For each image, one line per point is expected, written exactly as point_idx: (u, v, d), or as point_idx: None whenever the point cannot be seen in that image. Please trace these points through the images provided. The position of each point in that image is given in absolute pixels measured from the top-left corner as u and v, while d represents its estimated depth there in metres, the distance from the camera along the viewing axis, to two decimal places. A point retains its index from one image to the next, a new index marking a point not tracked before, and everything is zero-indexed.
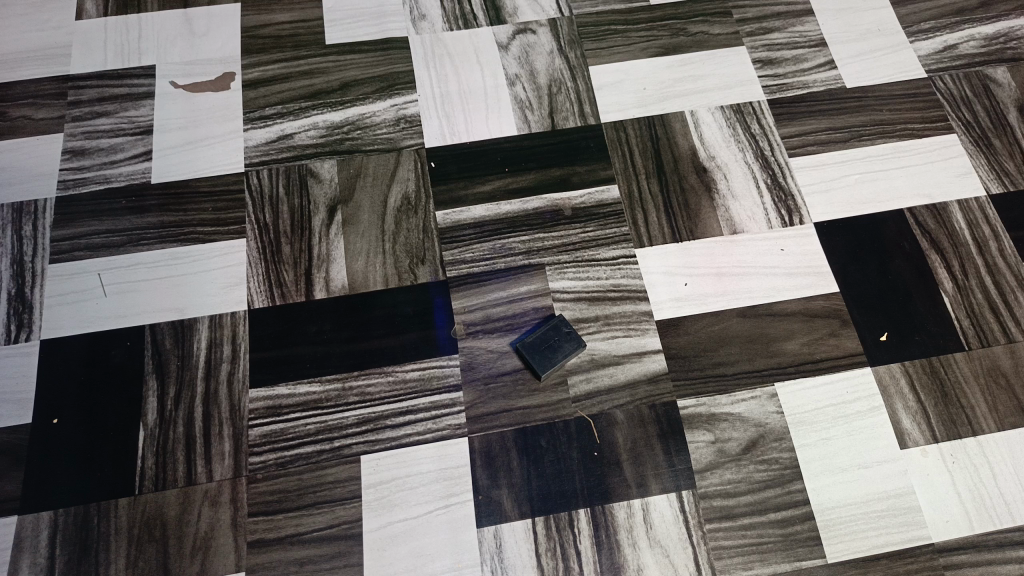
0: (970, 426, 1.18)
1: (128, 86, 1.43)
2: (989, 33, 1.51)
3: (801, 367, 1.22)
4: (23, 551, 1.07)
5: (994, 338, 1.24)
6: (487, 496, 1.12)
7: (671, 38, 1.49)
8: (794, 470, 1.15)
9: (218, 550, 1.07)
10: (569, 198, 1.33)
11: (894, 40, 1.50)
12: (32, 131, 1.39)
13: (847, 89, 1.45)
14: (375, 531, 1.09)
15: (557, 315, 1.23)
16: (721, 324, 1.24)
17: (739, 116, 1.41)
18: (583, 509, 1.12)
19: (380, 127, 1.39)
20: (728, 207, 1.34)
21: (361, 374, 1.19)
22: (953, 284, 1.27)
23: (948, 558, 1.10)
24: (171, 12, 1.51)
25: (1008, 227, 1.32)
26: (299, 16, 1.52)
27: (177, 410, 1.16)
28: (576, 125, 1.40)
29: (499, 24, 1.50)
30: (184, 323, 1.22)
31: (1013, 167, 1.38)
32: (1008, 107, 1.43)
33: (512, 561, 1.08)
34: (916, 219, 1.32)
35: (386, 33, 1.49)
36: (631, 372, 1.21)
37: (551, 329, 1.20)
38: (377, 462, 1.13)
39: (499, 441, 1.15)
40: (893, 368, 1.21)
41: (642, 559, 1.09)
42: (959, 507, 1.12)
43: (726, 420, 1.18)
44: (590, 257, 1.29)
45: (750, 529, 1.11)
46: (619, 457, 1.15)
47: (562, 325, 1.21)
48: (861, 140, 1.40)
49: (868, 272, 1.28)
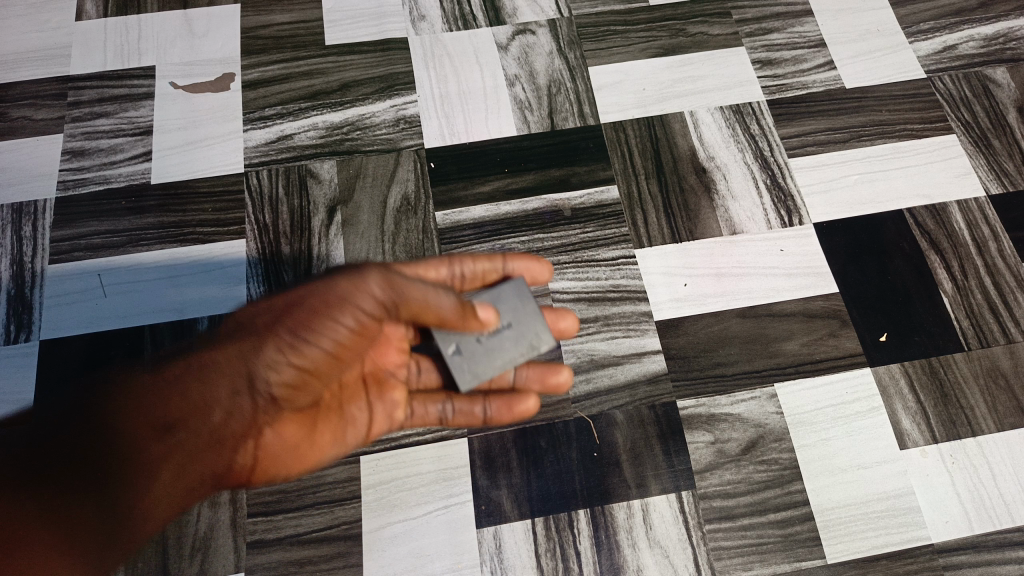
0: (970, 425, 1.18)
1: (129, 86, 1.43)
2: (989, 34, 1.50)
3: (801, 368, 1.22)
4: None
5: (994, 338, 1.24)
6: (487, 497, 1.13)
7: (670, 38, 1.49)
8: (794, 470, 1.15)
9: (218, 550, 1.09)
10: (569, 198, 1.33)
11: (893, 40, 1.50)
12: (33, 131, 1.39)
13: (846, 89, 1.45)
14: (376, 531, 1.11)
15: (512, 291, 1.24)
16: (721, 324, 1.24)
17: (739, 116, 1.42)
18: (583, 510, 1.13)
19: (381, 127, 1.39)
20: (728, 207, 1.34)
21: None
22: (952, 284, 1.27)
23: (947, 558, 1.10)
24: (171, 12, 1.51)
25: (1007, 227, 1.32)
26: (299, 17, 1.51)
27: None
28: (576, 126, 1.40)
29: (499, 24, 1.50)
30: (185, 323, 1.22)
31: (1012, 168, 1.38)
32: (1008, 108, 1.43)
33: (511, 560, 1.10)
34: (915, 219, 1.33)
35: (386, 33, 1.49)
36: (631, 372, 1.21)
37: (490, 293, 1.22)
38: (377, 462, 1.14)
39: (499, 441, 1.16)
40: (892, 368, 1.21)
41: (641, 559, 1.10)
42: (958, 507, 1.13)
43: (726, 420, 1.18)
44: (590, 258, 1.28)
45: (749, 529, 1.12)
46: (619, 457, 1.15)
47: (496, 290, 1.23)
48: (861, 140, 1.40)
49: (867, 272, 1.28)
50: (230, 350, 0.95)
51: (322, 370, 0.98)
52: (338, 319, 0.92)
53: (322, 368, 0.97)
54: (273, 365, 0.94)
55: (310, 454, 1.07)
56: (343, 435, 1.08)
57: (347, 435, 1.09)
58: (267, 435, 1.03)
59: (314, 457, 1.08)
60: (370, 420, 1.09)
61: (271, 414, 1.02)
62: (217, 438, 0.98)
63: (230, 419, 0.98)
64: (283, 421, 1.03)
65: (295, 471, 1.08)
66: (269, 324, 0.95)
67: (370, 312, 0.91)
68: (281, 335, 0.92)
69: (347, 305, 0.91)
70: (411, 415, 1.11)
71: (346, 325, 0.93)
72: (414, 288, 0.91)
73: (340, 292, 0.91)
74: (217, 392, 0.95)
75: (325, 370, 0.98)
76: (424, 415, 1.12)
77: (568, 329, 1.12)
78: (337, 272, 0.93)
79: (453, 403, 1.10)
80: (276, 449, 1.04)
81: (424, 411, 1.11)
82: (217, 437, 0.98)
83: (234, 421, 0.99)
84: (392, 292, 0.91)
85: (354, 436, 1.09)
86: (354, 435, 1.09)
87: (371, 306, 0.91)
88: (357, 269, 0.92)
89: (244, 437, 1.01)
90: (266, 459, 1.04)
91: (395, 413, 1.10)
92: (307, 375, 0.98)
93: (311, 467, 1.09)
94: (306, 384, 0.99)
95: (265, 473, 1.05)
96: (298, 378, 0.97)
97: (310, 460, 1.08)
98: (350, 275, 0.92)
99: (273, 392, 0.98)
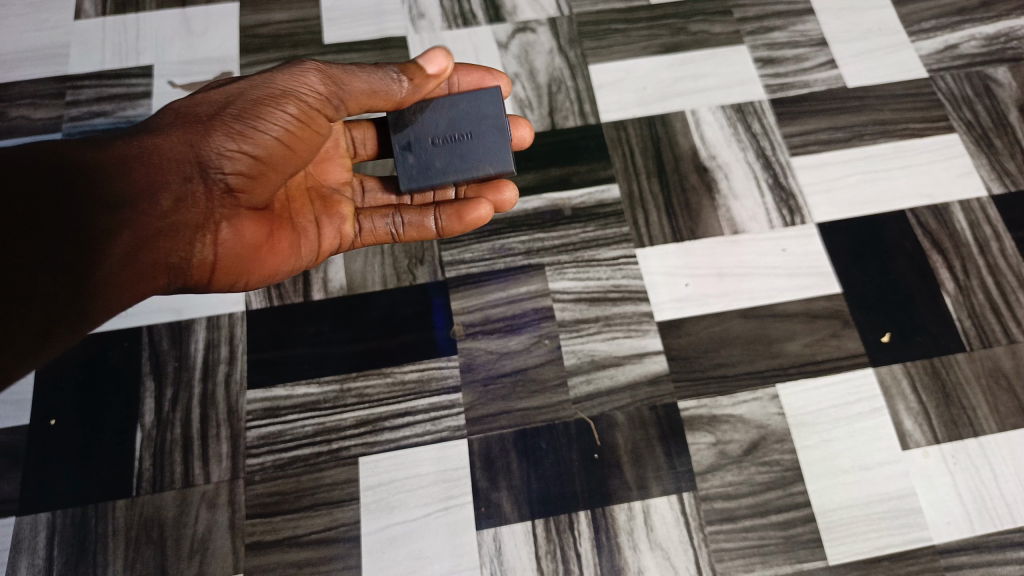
0: (972, 426, 1.17)
1: (127, 86, 1.42)
2: (990, 33, 1.49)
3: (803, 368, 1.21)
4: (22, 552, 1.07)
5: (995, 338, 1.23)
6: (487, 499, 1.12)
7: (670, 37, 1.48)
8: (796, 471, 1.14)
9: (216, 552, 1.08)
10: (568, 198, 1.32)
11: (894, 40, 1.49)
12: (31, 131, 1.38)
13: (847, 88, 1.44)
14: (375, 533, 1.10)
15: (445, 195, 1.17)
16: (722, 325, 1.23)
17: (739, 115, 1.41)
18: (583, 511, 1.12)
19: None
20: (729, 207, 1.33)
21: (361, 375, 1.18)
22: (954, 284, 1.27)
23: (949, 559, 1.09)
24: (169, 10, 1.50)
25: (1008, 227, 1.31)
26: (298, 16, 1.50)
27: (175, 411, 1.15)
28: (576, 125, 1.39)
29: (499, 23, 1.49)
30: (182, 323, 1.20)
31: (1014, 167, 1.37)
32: (1010, 107, 1.42)
33: (511, 562, 1.09)
34: (917, 219, 1.32)
35: (385, 32, 1.48)
36: (631, 372, 1.20)
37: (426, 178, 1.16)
38: (376, 464, 1.14)
39: (499, 442, 1.15)
40: (894, 369, 1.20)
41: (642, 561, 1.10)
42: (960, 508, 1.12)
43: (727, 421, 1.17)
44: (591, 257, 1.27)
45: (750, 531, 1.11)
46: (619, 458, 1.15)
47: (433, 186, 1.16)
48: (862, 139, 1.39)
49: (869, 271, 1.28)
50: (173, 133, 0.91)
51: (280, 163, 0.96)
52: (281, 103, 0.95)
53: (278, 158, 0.96)
54: (225, 149, 0.91)
55: (268, 263, 1.01)
56: (301, 246, 1.05)
57: (302, 249, 1.06)
58: (223, 233, 0.93)
59: (270, 269, 1.02)
60: (320, 234, 1.08)
61: (225, 209, 0.93)
62: (169, 222, 0.88)
63: (182, 205, 0.89)
64: (240, 218, 0.95)
65: (252, 280, 1.02)
66: (213, 113, 0.94)
67: (313, 99, 0.97)
68: (228, 122, 0.92)
69: (289, 97, 0.96)
70: (361, 230, 1.13)
71: (297, 111, 0.96)
72: (361, 81, 1.01)
73: (286, 84, 0.97)
74: (158, 170, 0.88)
75: (283, 160, 0.96)
76: (373, 231, 1.14)
77: (510, 199, 1.18)
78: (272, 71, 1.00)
79: (400, 216, 1.14)
80: (234, 251, 0.96)
81: (375, 225, 1.14)
82: (168, 222, 0.88)
83: (186, 209, 0.90)
84: (333, 86, 0.99)
85: (310, 250, 1.07)
86: (307, 248, 1.07)
87: (315, 93, 0.98)
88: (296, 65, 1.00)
89: (199, 230, 0.91)
90: (227, 258, 0.96)
91: (344, 228, 1.11)
92: (261, 162, 0.94)
93: (267, 277, 1.04)
94: (261, 176, 0.95)
95: (223, 276, 0.98)
96: (253, 166, 0.93)
97: (267, 272, 1.02)
98: (289, 70, 0.99)
99: (229, 179, 0.92)
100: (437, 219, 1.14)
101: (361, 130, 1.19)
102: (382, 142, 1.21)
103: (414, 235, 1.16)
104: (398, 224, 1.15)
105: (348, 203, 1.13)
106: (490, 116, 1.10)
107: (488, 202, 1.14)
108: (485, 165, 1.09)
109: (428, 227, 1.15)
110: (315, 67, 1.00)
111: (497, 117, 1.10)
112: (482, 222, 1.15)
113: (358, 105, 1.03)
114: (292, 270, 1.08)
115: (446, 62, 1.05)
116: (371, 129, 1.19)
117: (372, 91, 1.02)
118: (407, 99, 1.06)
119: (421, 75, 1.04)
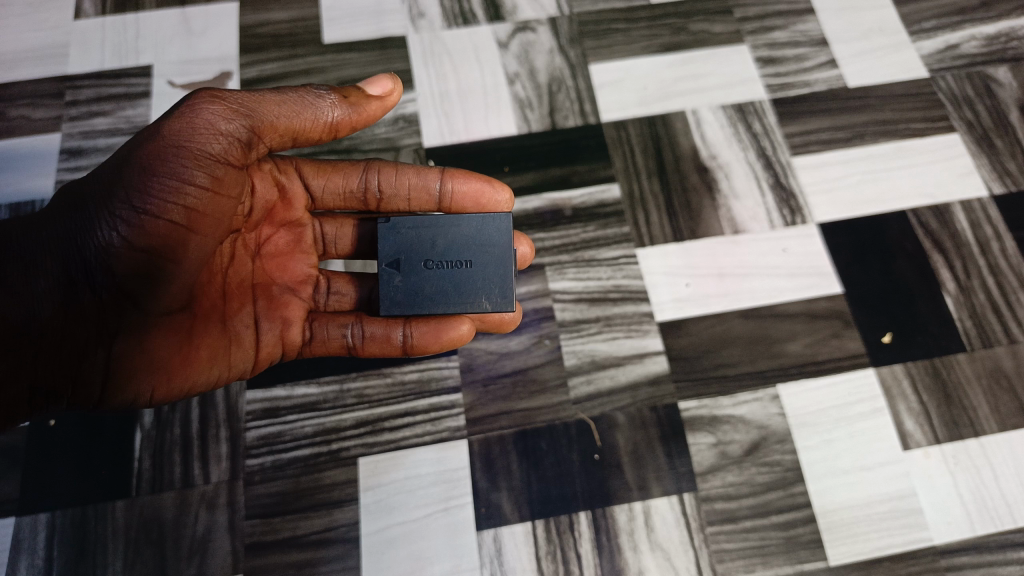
0: (972, 427, 1.17)
1: (127, 86, 1.42)
2: (991, 33, 1.48)
3: (803, 369, 1.20)
4: (22, 552, 1.08)
5: (996, 339, 1.22)
6: (487, 500, 1.12)
7: (670, 36, 1.48)
8: (795, 471, 1.14)
9: (216, 552, 1.08)
10: (569, 198, 1.31)
11: (895, 39, 1.48)
12: (29, 131, 1.38)
13: (847, 88, 1.44)
14: (374, 535, 1.10)
15: (429, 255, 1.04)
16: (723, 325, 1.23)
17: (740, 115, 1.40)
18: (584, 512, 1.12)
19: (380, 127, 1.37)
20: (729, 207, 1.32)
21: (359, 375, 1.18)
22: (954, 284, 1.26)
23: (949, 560, 1.10)
24: (169, 10, 1.49)
25: (1009, 227, 1.31)
26: (298, 15, 1.49)
27: (174, 411, 1.14)
28: (576, 125, 1.38)
29: (499, 22, 1.49)
30: None
31: (1014, 168, 1.36)
32: (1010, 107, 1.41)
33: (512, 563, 1.10)
34: (917, 219, 1.31)
35: (385, 32, 1.48)
36: (631, 372, 1.19)
37: (415, 241, 1.04)
38: (376, 464, 1.13)
39: (499, 444, 1.15)
40: (894, 369, 1.20)
41: (642, 562, 1.10)
42: (960, 508, 1.12)
43: (728, 422, 1.17)
44: (591, 258, 1.27)
45: (751, 532, 1.11)
46: (619, 459, 1.14)
47: (422, 245, 1.04)
48: (863, 139, 1.39)
49: (870, 271, 1.27)
50: (67, 229, 0.91)
51: (179, 254, 0.92)
52: (170, 172, 0.90)
53: (175, 242, 0.92)
54: (115, 244, 0.90)
55: (179, 375, 0.96)
56: (228, 355, 1.01)
57: (230, 357, 1.02)
58: (119, 345, 0.93)
59: (186, 380, 0.97)
60: (258, 339, 1.05)
61: (126, 317, 0.93)
62: (60, 336, 0.91)
63: (77, 313, 0.92)
64: (140, 327, 0.93)
65: (158, 395, 0.97)
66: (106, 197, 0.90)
67: (208, 157, 0.91)
68: (116, 207, 0.90)
69: (178, 165, 0.90)
70: (311, 336, 1.09)
71: (192, 179, 0.90)
72: (275, 102, 0.95)
73: (177, 137, 0.90)
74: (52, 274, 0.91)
75: (183, 248, 0.93)
76: (326, 339, 1.10)
77: (509, 320, 1.13)
78: (165, 116, 0.92)
79: (362, 326, 1.09)
80: (134, 365, 0.93)
81: (328, 333, 1.09)
82: (53, 337, 0.91)
83: (83, 322, 0.92)
84: (239, 116, 0.92)
85: (241, 358, 1.03)
86: (239, 354, 1.03)
87: (214, 146, 0.91)
88: (189, 102, 0.92)
89: (95, 344, 0.92)
90: (125, 371, 0.93)
91: (289, 331, 1.07)
92: (153, 252, 0.91)
93: (180, 390, 0.98)
94: (158, 271, 0.92)
95: (122, 390, 0.94)
96: (147, 258, 0.91)
97: (180, 383, 0.97)
98: (181, 111, 0.91)
99: (125, 277, 0.91)
100: (406, 334, 1.08)
101: (334, 225, 1.13)
102: (355, 239, 1.14)
103: (376, 348, 1.10)
104: (357, 335, 1.09)
105: (300, 306, 1.09)
106: (497, 244, 1.03)
107: (471, 321, 1.10)
108: (482, 298, 1.02)
109: (394, 341, 1.09)
110: (210, 101, 0.92)
111: (502, 246, 1.03)
112: (462, 340, 1.09)
113: (273, 131, 0.96)
114: (217, 380, 1.02)
115: (392, 86, 1.05)
116: (345, 225, 1.14)
117: (295, 104, 0.96)
118: (343, 126, 1.01)
119: (358, 93, 1.01)
